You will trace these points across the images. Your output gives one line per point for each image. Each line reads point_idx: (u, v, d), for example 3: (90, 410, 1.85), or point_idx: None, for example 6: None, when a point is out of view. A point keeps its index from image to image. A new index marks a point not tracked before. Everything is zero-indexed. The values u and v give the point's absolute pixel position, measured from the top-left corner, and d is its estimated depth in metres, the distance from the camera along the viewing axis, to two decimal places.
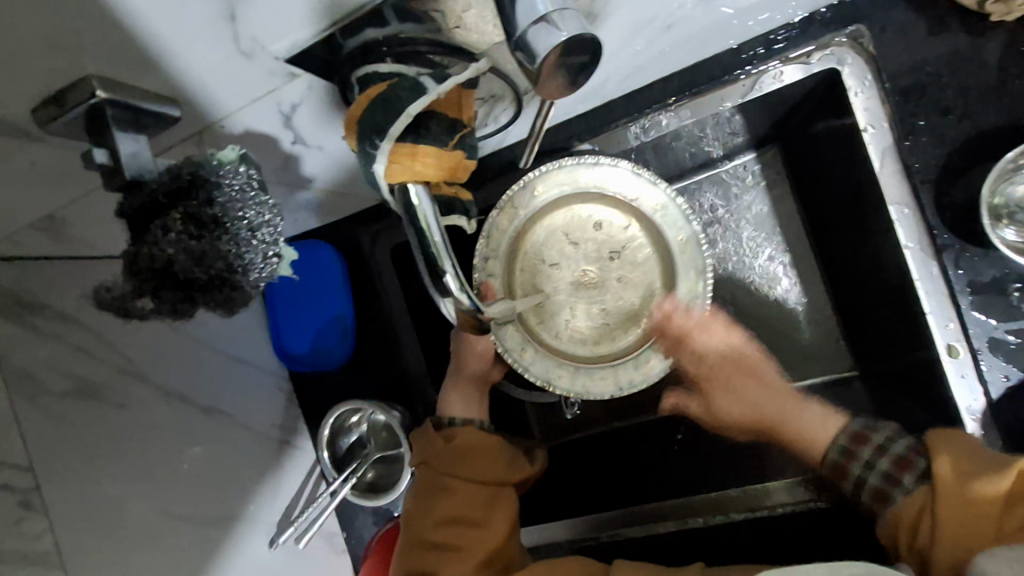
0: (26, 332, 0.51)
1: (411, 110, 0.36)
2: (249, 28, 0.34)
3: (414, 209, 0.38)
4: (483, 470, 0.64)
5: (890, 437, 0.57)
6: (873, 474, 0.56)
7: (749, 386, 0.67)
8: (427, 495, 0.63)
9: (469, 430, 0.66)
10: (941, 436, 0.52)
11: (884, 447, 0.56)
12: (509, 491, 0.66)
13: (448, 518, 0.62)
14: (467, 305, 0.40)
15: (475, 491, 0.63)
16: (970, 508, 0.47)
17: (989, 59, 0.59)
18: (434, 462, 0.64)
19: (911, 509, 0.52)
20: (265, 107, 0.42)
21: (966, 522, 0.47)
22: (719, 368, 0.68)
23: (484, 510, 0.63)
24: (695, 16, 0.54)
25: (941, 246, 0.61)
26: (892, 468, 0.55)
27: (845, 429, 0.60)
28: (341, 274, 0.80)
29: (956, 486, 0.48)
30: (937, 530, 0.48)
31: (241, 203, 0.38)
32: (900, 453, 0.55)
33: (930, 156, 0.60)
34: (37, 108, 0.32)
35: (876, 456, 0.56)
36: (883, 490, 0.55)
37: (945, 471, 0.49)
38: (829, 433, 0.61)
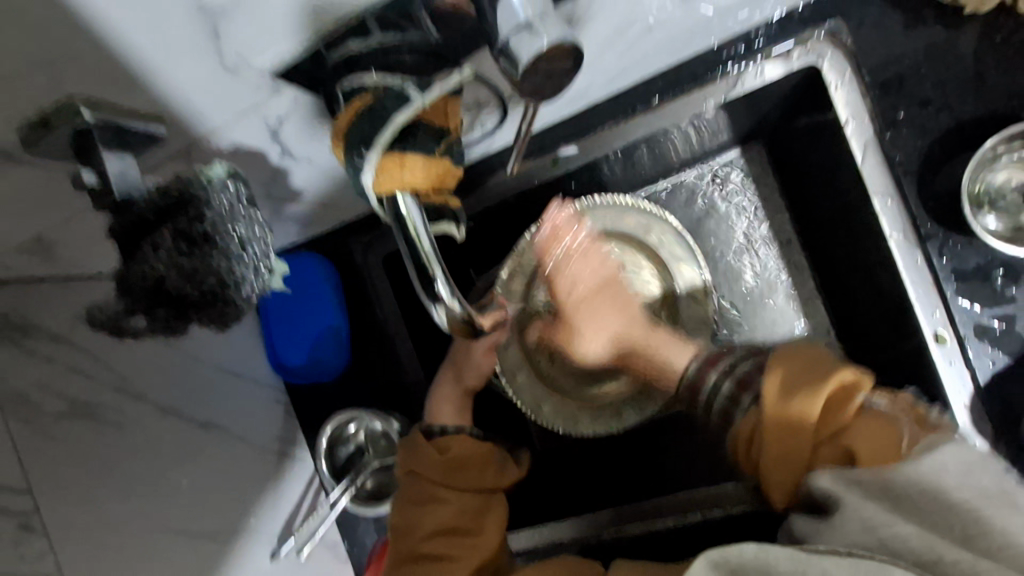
0: (18, 354, 0.52)
1: (398, 120, 0.37)
2: (232, 45, 0.34)
3: (403, 217, 0.39)
4: (473, 479, 0.64)
5: (743, 360, 0.59)
6: (718, 397, 0.58)
7: (607, 306, 0.65)
8: (415, 504, 0.63)
9: (460, 439, 0.66)
10: (781, 352, 0.53)
11: (730, 370, 0.59)
12: (499, 496, 0.66)
13: (440, 528, 0.62)
14: (459, 311, 0.40)
15: (466, 500, 0.63)
16: (790, 426, 0.49)
17: (965, 51, 0.60)
18: (426, 473, 0.64)
19: (745, 433, 0.53)
20: (252, 122, 0.42)
21: (791, 444, 0.49)
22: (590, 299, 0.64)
23: (475, 519, 0.63)
24: (672, 17, 0.54)
25: (925, 236, 0.62)
26: (733, 390, 0.57)
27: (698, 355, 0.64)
28: (332, 282, 0.80)
29: (785, 409, 0.49)
30: (765, 450, 0.50)
31: (231, 219, 0.38)
32: (742, 372, 0.58)
33: (912, 148, 0.61)
34: (23, 130, 0.33)
35: (723, 380, 0.59)
36: (728, 411, 0.57)
37: (771, 397, 0.50)
38: (680, 360, 0.65)
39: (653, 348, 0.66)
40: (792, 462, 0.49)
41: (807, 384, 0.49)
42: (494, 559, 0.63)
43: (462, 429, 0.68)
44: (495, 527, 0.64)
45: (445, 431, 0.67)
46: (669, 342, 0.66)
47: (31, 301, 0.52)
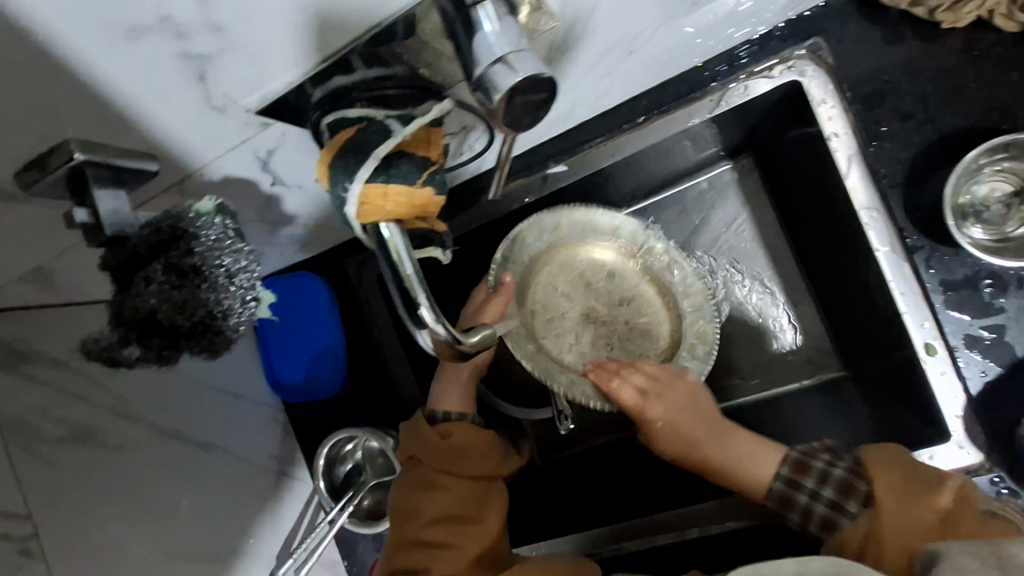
0: (20, 380, 0.52)
1: (379, 152, 0.38)
2: (219, 87, 0.35)
3: (387, 243, 0.40)
4: (474, 467, 0.65)
5: (828, 459, 0.60)
6: (818, 503, 0.59)
7: (687, 412, 0.66)
8: (416, 490, 0.64)
9: (462, 426, 0.66)
10: (873, 453, 0.57)
11: (825, 475, 0.59)
12: (498, 487, 0.67)
13: (442, 515, 0.62)
14: (445, 336, 0.41)
15: (466, 488, 0.64)
16: (907, 525, 0.51)
17: (942, 65, 0.61)
18: (428, 458, 0.64)
19: (855, 537, 0.54)
20: (241, 154, 0.43)
21: (912, 534, 0.51)
22: (674, 410, 0.66)
23: (476, 507, 0.63)
24: (655, 40, 0.56)
25: (913, 247, 0.62)
26: (836, 495, 0.58)
27: (786, 461, 0.63)
28: (329, 303, 0.82)
29: (903, 505, 0.52)
30: (885, 550, 0.51)
31: (218, 251, 0.39)
32: (840, 478, 0.58)
33: (894, 161, 0.62)
34: (20, 171, 0.34)
35: (820, 485, 0.59)
36: (829, 518, 0.58)
37: (885, 492, 0.53)
38: (767, 473, 0.63)
39: (728, 461, 0.64)
40: (905, 546, 0.51)
41: (917, 478, 0.54)
42: (496, 548, 0.63)
43: (465, 416, 0.69)
44: (495, 516, 0.64)
45: (448, 417, 0.68)
46: (752, 449, 0.64)
47: (33, 330, 0.54)
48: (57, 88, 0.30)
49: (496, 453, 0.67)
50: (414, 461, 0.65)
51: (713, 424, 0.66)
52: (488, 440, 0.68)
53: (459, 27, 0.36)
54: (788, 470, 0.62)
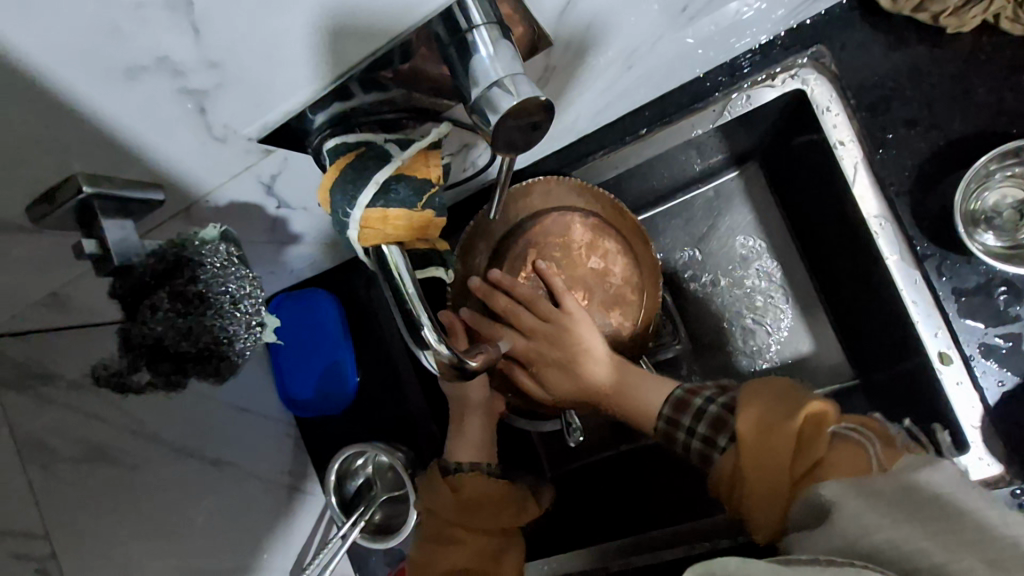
0: (37, 401, 0.53)
1: (379, 178, 0.39)
2: (219, 118, 0.35)
3: (388, 266, 0.41)
4: (488, 519, 0.67)
5: (708, 398, 0.60)
6: (696, 439, 0.58)
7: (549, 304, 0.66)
8: (435, 544, 0.66)
9: (475, 479, 0.68)
10: (750, 392, 0.54)
11: (701, 412, 0.59)
12: (513, 537, 0.69)
13: (459, 568, 0.64)
14: (447, 355, 0.41)
15: (482, 542, 0.66)
16: (768, 465, 0.50)
17: (950, 70, 0.60)
18: (444, 514, 0.66)
19: (727, 471, 0.54)
20: (245, 181, 0.44)
21: (768, 471, 0.50)
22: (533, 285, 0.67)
23: (491, 559, 0.66)
24: (653, 54, 0.56)
25: (923, 255, 0.61)
26: (708, 432, 0.57)
27: (668, 398, 0.63)
28: (339, 318, 0.83)
29: (764, 447, 0.50)
30: (749, 486, 0.51)
31: (223, 278, 0.40)
32: (713, 414, 0.58)
33: (903, 168, 0.61)
34: (30, 205, 0.35)
35: (696, 423, 0.59)
36: (706, 454, 0.57)
37: (752, 433, 0.51)
38: (658, 398, 0.64)
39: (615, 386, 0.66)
40: (775, 499, 0.50)
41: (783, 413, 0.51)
42: None
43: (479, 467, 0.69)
44: (510, 567, 0.66)
45: (462, 468, 0.69)
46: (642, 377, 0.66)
47: (49, 351, 0.55)
48: (65, 128, 0.31)
49: (510, 506, 0.69)
50: (432, 514, 0.67)
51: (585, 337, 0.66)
52: (502, 489, 0.70)
53: (454, 52, 0.37)
54: (678, 395, 0.62)
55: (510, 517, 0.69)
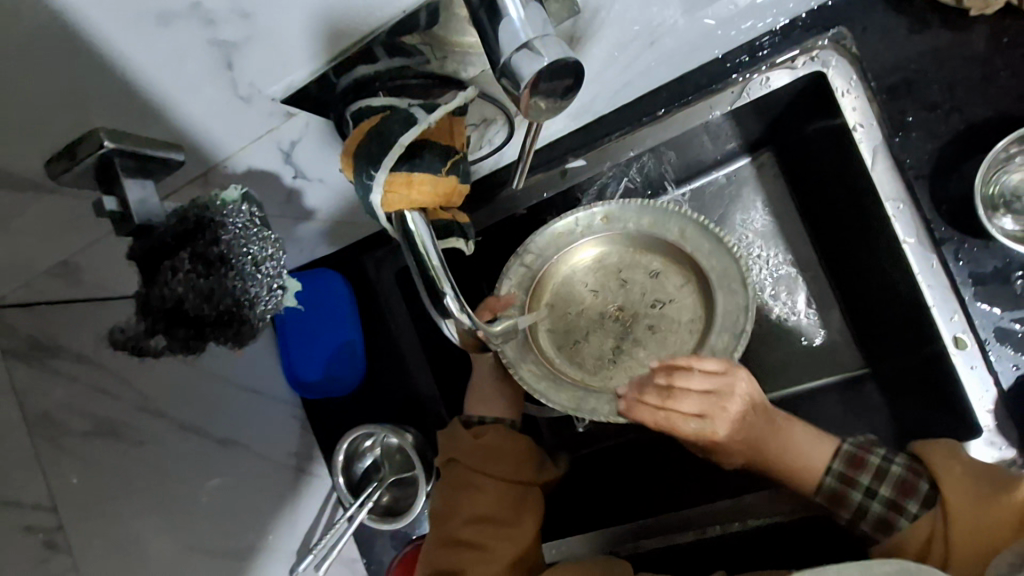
0: (46, 373, 0.53)
1: (405, 140, 0.38)
2: (246, 76, 0.35)
3: (413, 235, 0.41)
4: (508, 470, 0.68)
5: (885, 457, 0.60)
6: (874, 501, 0.59)
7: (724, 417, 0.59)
8: (456, 491, 0.68)
9: (496, 430, 0.70)
10: (944, 448, 0.58)
11: (881, 472, 0.59)
12: (534, 493, 0.69)
13: (477, 516, 0.66)
14: (469, 324, 0.41)
15: (503, 492, 0.67)
16: (974, 523, 0.51)
17: (973, 53, 0.60)
18: (464, 459, 0.69)
19: (920, 537, 0.55)
20: (265, 147, 0.43)
21: (970, 532, 0.51)
22: (710, 405, 0.59)
23: (511, 511, 0.67)
24: (675, 32, 0.55)
25: (940, 239, 0.61)
26: (894, 495, 0.58)
27: (838, 454, 0.62)
28: (348, 299, 0.82)
29: (973, 508, 0.52)
30: (952, 551, 0.52)
31: (245, 239, 0.38)
32: (898, 477, 0.58)
33: (922, 151, 0.61)
34: (49, 160, 0.35)
35: (876, 483, 0.59)
36: (887, 516, 0.58)
37: (957, 490, 0.54)
38: (820, 467, 0.62)
39: (781, 454, 0.63)
40: (971, 560, 0.50)
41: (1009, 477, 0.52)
42: (526, 554, 0.66)
43: (500, 421, 0.73)
44: (528, 521, 0.67)
45: (484, 420, 0.72)
46: (807, 443, 0.63)
47: (59, 324, 0.55)
48: (87, 75, 0.31)
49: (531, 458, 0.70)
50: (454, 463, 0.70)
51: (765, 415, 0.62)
52: (524, 443, 0.72)
53: (483, 16, 0.36)
54: (839, 473, 0.61)
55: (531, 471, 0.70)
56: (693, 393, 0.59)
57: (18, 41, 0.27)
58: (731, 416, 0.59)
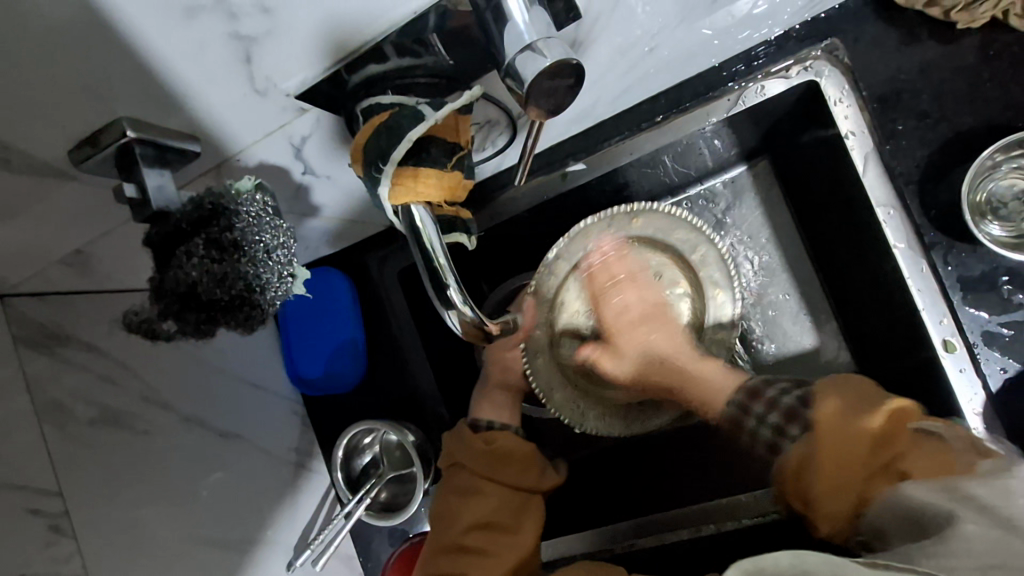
0: (56, 362, 0.54)
1: (412, 135, 0.40)
2: (263, 70, 0.37)
3: (419, 229, 0.42)
4: (514, 476, 0.69)
5: (783, 391, 0.63)
6: (764, 428, 0.62)
7: (653, 331, 0.72)
8: (459, 496, 0.68)
9: (505, 435, 0.71)
10: (834, 381, 0.59)
11: (774, 403, 0.62)
12: (537, 500, 0.70)
13: (478, 522, 0.66)
14: (472, 317, 0.43)
15: (505, 496, 0.68)
16: (842, 450, 0.55)
17: (960, 65, 0.62)
18: (470, 465, 0.69)
19: (794, 466, 0.58)
20: (277, 142, 0.45)
21: (844, 460, 0.54)
22: (640, 315, 0.73)
23: (513, 516, 0.68)
24: (674, 40, 0.57)
25: (930, 244, 0.63)
26: (781, 422, 0.61)
27: (739, 386, 0.66)
28: (351, 297, 0.83)
29: (840, 430, 0.55)
30: (818, 478, 0.55)
31: (258, 227, 0.40)
32: (788, 406, 0.61)
33: (911, 159, 0.63)
34: (72, 148, 0.36)
35: (768, 411, 0.62)
36: (775, 442, 0.61)
37: (826, 422, 0.56)
38: (720, 393, 0.68)
39: (690, 383, 0.69)
40: (844, 492, 0.54)
41: (871, 410, 0.55)
42: (526, 559, 0.67)
43: (508, 425, 0.73)
44: (528, 526, 0.68)
45: (492, 425, 0.72)
46: (709, 375, 0.69)
47: (68, 315, 0.56)
48: (111, 64, 0.32)
49: (537, 465, 0.71)
50: (458, 467, 0.70)
51: (680, 349, 0.71)
52: (530, 450, 0.72)
53: (488, 16, 0.38)
54: (738, 397, 0.66)
55: (534, 477, 0.71)
56: (627, 291, 0.73)
57: (48, 27, 0.28)
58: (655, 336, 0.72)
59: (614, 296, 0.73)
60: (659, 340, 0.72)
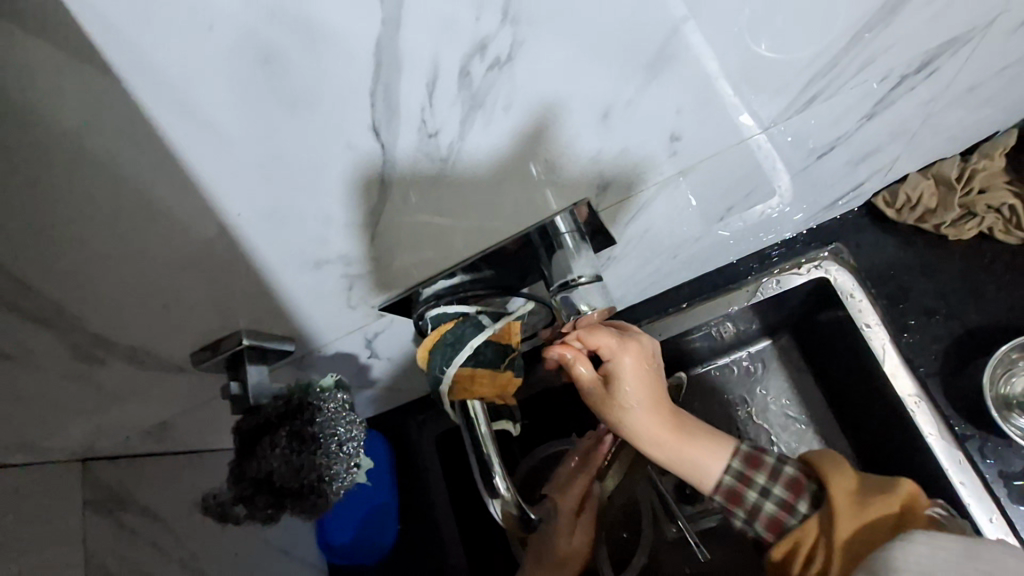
0: (115, 529, 0.47)
1: (474, 343, 0.47)
2: (357, 291, 0.44)
3: (472, 420, 0.47)
4: None
5: (778, 456, 0.59)
6: (768, 499, 0.57)
7: (646, 384, 0.53)
8: None
9: None
10: (822, 456, 0.58)
11: (776, 470, 0.57)
12: None
13: None
14: (512, 504, 0.46)
15: None
16: (857, 533, 0.51)
17: (956, 269, 0.69)
18: None
19: (803, 544, 0.54)
20: (355, 337, 0.53)
21: (864, 536, 0.51)
22: (630, 369, 0.51)
23: None
24: (697, 245, 0.65)
25: (963, 435, 0.64)
26: (784, 493, 0.57)
27: (736, 452, 0.58)
28: (388, 463, 0.85)
29: (855, 508, 0.52)
30: (835, 558, 0.52)
31: (335, 421, 0.47)
32: (789, 475, 0.57)
33: (928, 351, 0.67)
34: (194, 352, 0.44)
35: (772, 482, 0.57)
36: (778, 517, 0.56)
37: (840, 489, 0.54)
38: (716, 468, 0.58)
39: (677, 464, 0.57)
40: (854, 561, 0.51)
41: (875, 486, 0.54)
42: None
43: None
44: None
45: None
46: (707, 443, 0.58)
47: None
48: (238, 285, 0.38)
49: None
50: None
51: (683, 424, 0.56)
52: None
53: (542, 249, 0.44)
54: (734, 473, 0.58)
55: None
56: (624, 348, 0.50)
57: (197, 267, 0.35)
58: (634, 381, 0.52)
59: (605, 342, 0.50)
60: (643, 390, 0.53)
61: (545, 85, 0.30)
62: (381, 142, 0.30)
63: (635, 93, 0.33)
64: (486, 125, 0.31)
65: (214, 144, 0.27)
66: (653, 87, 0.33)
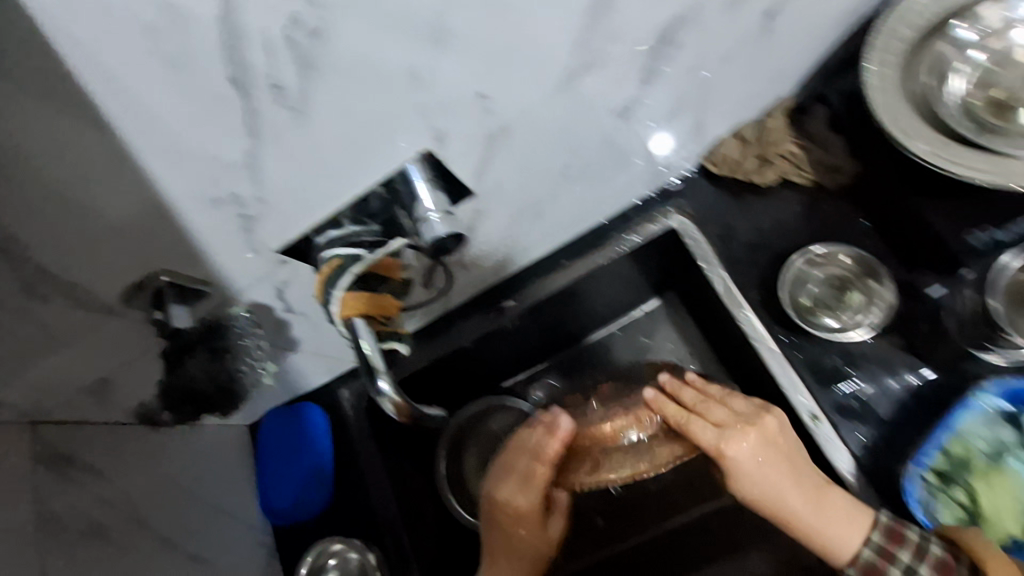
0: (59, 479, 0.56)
1: (354, 269, 0.56)
2: (258, 234, 0.56)
3: (358, 336, 0.58)
4: None
5: (922, 535, 0.65)
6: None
7: (764, 456, 0.65)
8: None
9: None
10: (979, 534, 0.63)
11: (920, 548, 0.64)
12: None
13: None
14: (398, 398, 0.59)
15: None
16: None
17: (771, 211, 0.85)
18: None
19: None
20: (266, 286, 0.64)
21: None
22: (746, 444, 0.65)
23: None
24: (559, 206, 0.79)
25: (786, 341, 0.79)
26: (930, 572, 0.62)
27: (877, 526, 0.65)
28: (325, 429, 0.91)
29: None
30: None
31: (242, 338, 0.68)
32: (937, 556, 0.63)
33: (754, 278, 0.83)
34: (126, 291, 0.54)
35: (915, 559, 0.63)
36: None
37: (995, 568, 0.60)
38: (857, 539, 0.65)
39: (810, 522, 0.64)
40: None
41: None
42: None
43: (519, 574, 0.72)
44: None
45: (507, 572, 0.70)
46: (846, 517, 0.65)
47: None
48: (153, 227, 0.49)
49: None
50: None
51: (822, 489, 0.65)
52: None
53: (406, 196, 0.57)
54: (872, 553, 0.64)
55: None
56: (746, 436, 0.65)
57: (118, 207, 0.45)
58: (743, 455, 0.65)
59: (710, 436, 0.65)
60: (758, 466, 0.65)
61: (356, 51, 0.43)
62: (244, 94, 0.42)
63: (432, 60, 0.47)
64: (322, 82, 0.44)
65: (122, 99, 0.39)
66: (446, 56, 0.47)
